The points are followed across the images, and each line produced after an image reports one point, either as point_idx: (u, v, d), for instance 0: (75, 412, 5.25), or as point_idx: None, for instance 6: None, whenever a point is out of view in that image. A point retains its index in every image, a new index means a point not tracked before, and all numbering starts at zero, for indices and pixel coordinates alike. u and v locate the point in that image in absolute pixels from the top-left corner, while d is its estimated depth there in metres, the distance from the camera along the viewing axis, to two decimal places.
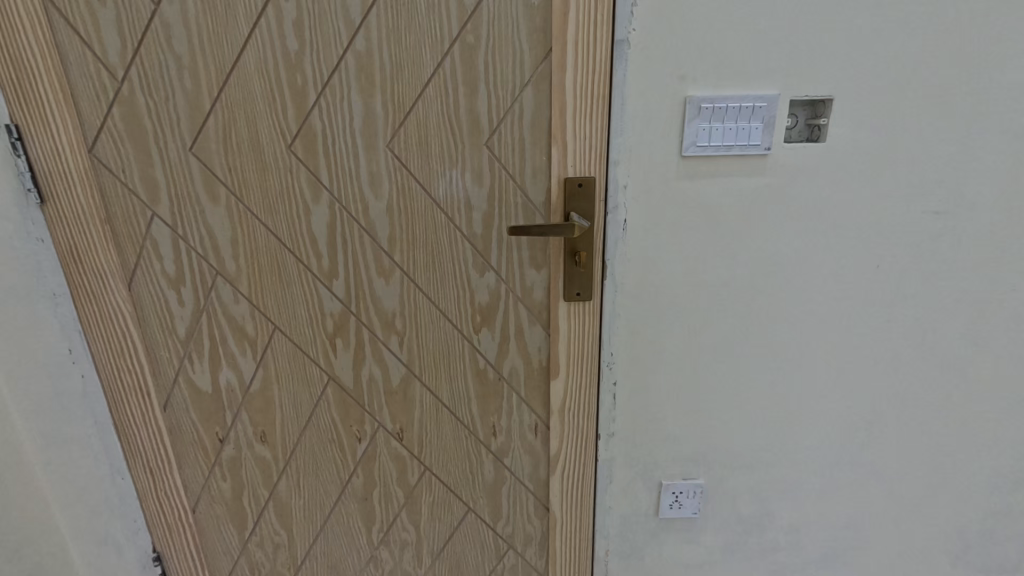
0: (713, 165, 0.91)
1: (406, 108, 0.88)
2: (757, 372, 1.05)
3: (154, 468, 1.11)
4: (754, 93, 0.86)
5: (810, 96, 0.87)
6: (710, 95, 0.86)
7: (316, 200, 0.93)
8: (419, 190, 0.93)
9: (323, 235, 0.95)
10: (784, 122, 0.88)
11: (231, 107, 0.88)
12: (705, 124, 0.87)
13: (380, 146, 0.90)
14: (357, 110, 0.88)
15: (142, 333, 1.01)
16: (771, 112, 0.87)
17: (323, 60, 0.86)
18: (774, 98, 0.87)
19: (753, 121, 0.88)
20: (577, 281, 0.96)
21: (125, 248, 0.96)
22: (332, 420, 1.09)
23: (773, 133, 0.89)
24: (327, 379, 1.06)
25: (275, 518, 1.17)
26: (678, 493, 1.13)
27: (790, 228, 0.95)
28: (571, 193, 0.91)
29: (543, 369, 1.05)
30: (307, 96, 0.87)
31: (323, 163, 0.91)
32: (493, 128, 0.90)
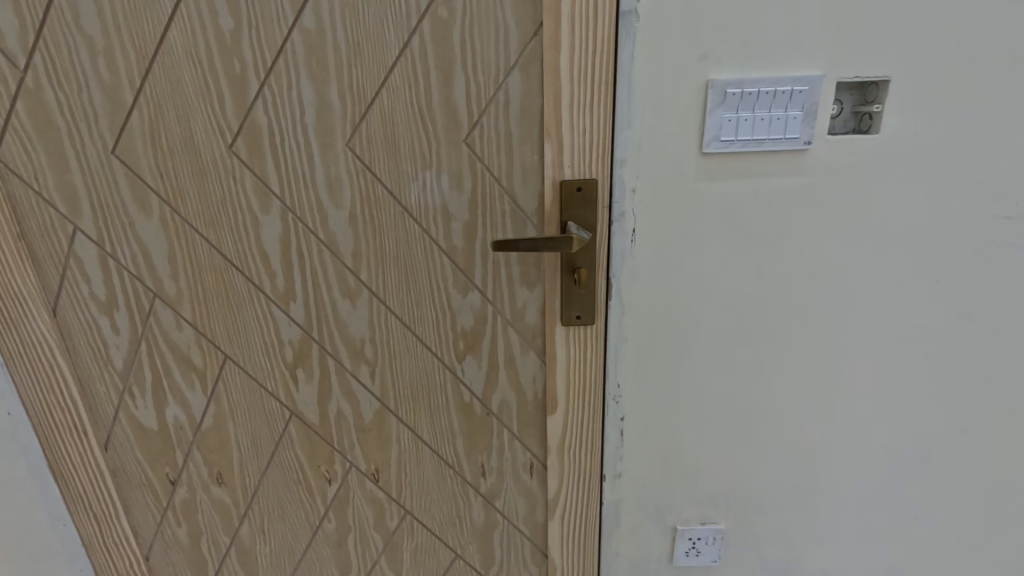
0: (740, 163, 0.75)
1: (366, 98, 0.73)
2: (788, 404, 0.90)
3: (98, 513, 0.98)
4: (792, 75, 0.71)
5: (860, 78, 0.71)
6: (737, 78, 0.71)
7: (265, 211, 0.79)
8: (386, 197, 0.78)
9: (275, 251, 0.81)
10: (828, 110, 0.73)
11: (155, 100, 0.73)
12: (730, 113, 0.72)
13: (338, 144, 0.75)
14: (309, 102, 0.73)
15: (71, 365, 0.87)
16: (812, 98, 0.71)
17: (264, 41, 0.70)
18: (816, 81, 0.71)
19: (790, 109, 0.72)
20: (576, 303, 0.81)
21: (46, 268, 0.82)
22: (297, 460, 0.95)
23: (814, 123, 0.73)
24: (289, 414, 0.92)
25: (238, 566, 1.04)
26: (696, 539, 0.99)
27: (831, 237, 0.80)
28: (569, 199, 0.75)
29: (539, 402, 0.91)
30: (247, 85, 0.72)
31: (271, 166, 0.76)
32: (473, 121, 0.75)
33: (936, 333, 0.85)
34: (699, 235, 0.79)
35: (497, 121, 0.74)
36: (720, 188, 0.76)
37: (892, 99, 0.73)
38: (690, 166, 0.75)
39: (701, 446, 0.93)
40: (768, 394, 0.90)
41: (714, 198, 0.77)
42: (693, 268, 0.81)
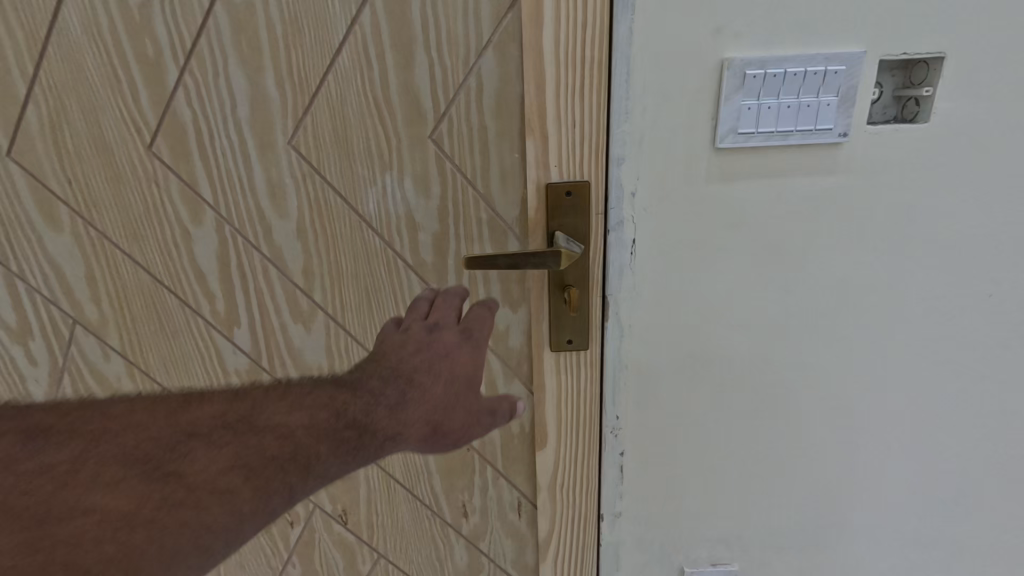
0: (759, 160, 0.63)
1: (309, 86, 0.60)
2: (812, 435, 0.79)
3: None
4: (826, 53, 0.58)
5: (906, 55, 0.59)
6: (759, 57, 0.58)
7: (197, 222, 0.66)
8: (339, 205, 0.65)
9: (212, 269, 0.69)
10: (869, 94, 0.60)
11: (52, 91, 0.60)
12: (750, 100, 0.59)
13: (278, 143, 0.63)
14: (239, 92, 0.60)
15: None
16: (850, 81, 0.59)
17: (181, 17, 0.58)
18: (854, 59, 0.58)
19: (823, 94, 0.59)
20: (567, 325, 0.69)
21: None
22: None
23: (852, 111, 0.60)
24: None
25: None
26: None
27: (866, 246, 0.67)
28: (556, 206, 0.63)
29: (526, 435, 0.79)
30: (164, 72, 0.60)
31: (200, 170, 0.64)
32: (439, 113, 0.62)
33: (986, 355, 0.73)
34: (711, 245, 0.67)
35: (469, 112, 0.62)
36: (737, 191, 0.64)
37: (946, 82, 0.60)
38: (701, 164, 0.63)
39: (712, 482, 0.82)
40: (789, 424, 0.78)
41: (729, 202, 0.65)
42: (704, 284, 0.69)
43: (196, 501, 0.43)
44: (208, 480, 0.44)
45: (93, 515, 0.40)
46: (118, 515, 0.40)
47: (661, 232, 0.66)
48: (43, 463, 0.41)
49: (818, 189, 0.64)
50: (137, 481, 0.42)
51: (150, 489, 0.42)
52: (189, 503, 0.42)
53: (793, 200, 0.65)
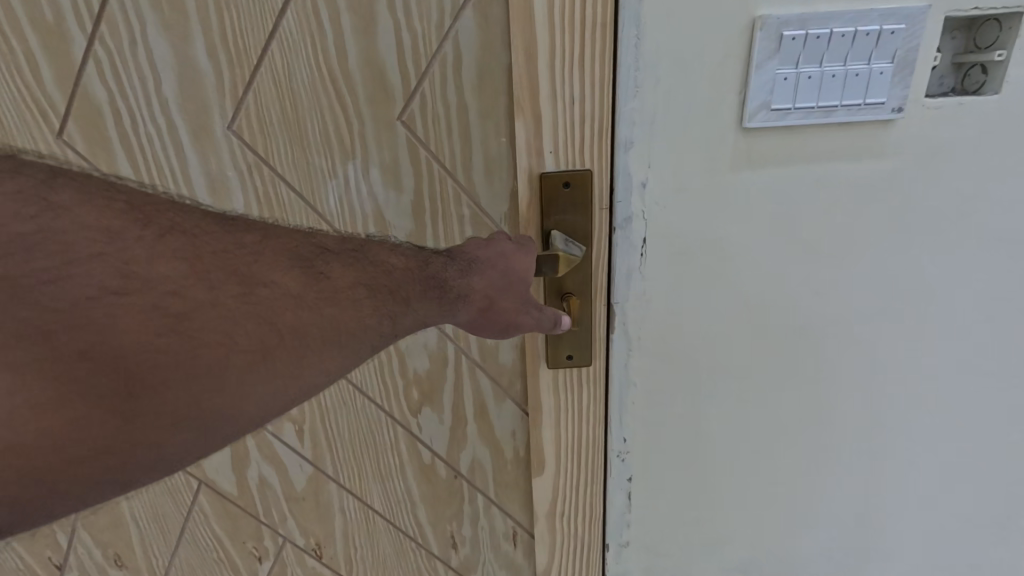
0: (794, 142, 0.53)
1: (251, 57, 0.50)
2: (847, 458, 0.69)
3: None
4: (881, 9, 0.47)
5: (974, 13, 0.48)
6: (799, 15, 0.47)
7: None
8: (293, 203, 0.55)
9: None
10: (931, 60, 0.49)
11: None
12: (786, 69, 0.48)
13: (216, 127, 0.52)
14: (165, 66, 0.49)
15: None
16: (908, 44, 0.48)
17: None
18: (914, 17, 0.47)
19: (875, 60, 0.48)
20: (567, 339, 0.59)
21: None
22: (215, 536, 0.75)
23: (909, 81, 0.50)
24: (198, 482, 0.71)
25: None
26: None
27: (917, 243, 0.57)
28: (552, 200, 0.53)
29: (521, 460, 0.70)
30: (71, 42, 0.49)
31: (124, 162, 0.53)
32: (410, 88, 0.51)
33: None
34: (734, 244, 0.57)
35: (445, 87, 0.51)
36: (766, 179, 0.54)
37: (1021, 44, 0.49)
38: (725, 148, 0.52)
39: (731, 510, 0.72)
40: (820, 446, 0.68)
41: (757, 193, 0.54)
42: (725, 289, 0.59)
43: (320, 321, 0.37)
44: (349, 286, 0.39)
45: (240, 306, 0.34)
46: (256, 315, 0.35)
47: (676, 230, 0.56)
48: (164, 250, 0.33)
49: (862, 176, 0.54)
50: (279, 269, 0.36)
51: (301, 281, 0.37)
52: (326, 301, 0.37)
53: (831, 191, 0.55)
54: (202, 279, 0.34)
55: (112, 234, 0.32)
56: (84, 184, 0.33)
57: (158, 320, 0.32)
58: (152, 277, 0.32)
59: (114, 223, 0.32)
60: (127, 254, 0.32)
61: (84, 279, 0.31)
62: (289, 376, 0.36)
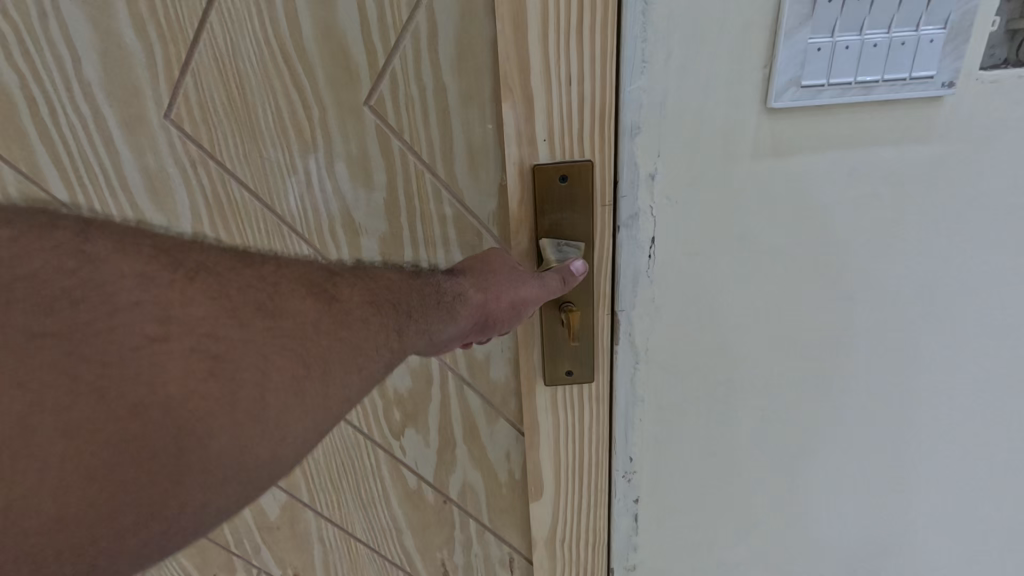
0: (826, 124, 0.45)
1: (184, 30, 0.41)
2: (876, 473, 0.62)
3: None
4: None
5: None
6: None
7: None
8: (247, 204, 0.47)
9: None
10: (987, 25, 0.42)
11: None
12: (821, 37, 0.41)
13: (148, 116, 0.44)
14: (83, 42, 0.41)
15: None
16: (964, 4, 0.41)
17: None
18: None
19: (923, 27, 0.41)
20: (566, 352, 0.52)
21: None
22: (184, 569, 0.68)
23: (961, 50, 0.42)
24: None
25: None
26: None
27: (964, 234, 0.50)
28: (545, 196, 0.46)
29: (517, 483, 0.63)
30: None
31: (45, 159, 0.45)
32: (377, 67, 0.43)
33: None
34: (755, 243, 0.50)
35: (419, 66, 0.43)
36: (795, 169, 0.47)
37: None
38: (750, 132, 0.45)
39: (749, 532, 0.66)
40: (847, 461, 0.62)
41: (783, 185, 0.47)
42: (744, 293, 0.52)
43: (343, 345, 0.33)
44: (361, 307, 0.34)
45: (269, 340, 0.30)
46: (283, 346, 0.30)
47: (688, 228, 0.48)
48: (199, 294, 0.30)
49: (904, 159, 0.47)
50: (296, 296, 0.32)
51: (318, 306, 0.33)
52: (343, 324, 0.33)
53: (867, 178, 0.48)
54: (229, 316, 0.30)
55: (148, 279, 0.29)
56: (118, 236, 0.30)
57: (198, 364, 0.28)
58: (187, 318, 0.29)
59: (153, 271, 0.29)
60: (163, 299, 0.29)
61: (126, 329, 0.27)
62: (324, 408, 0.31)
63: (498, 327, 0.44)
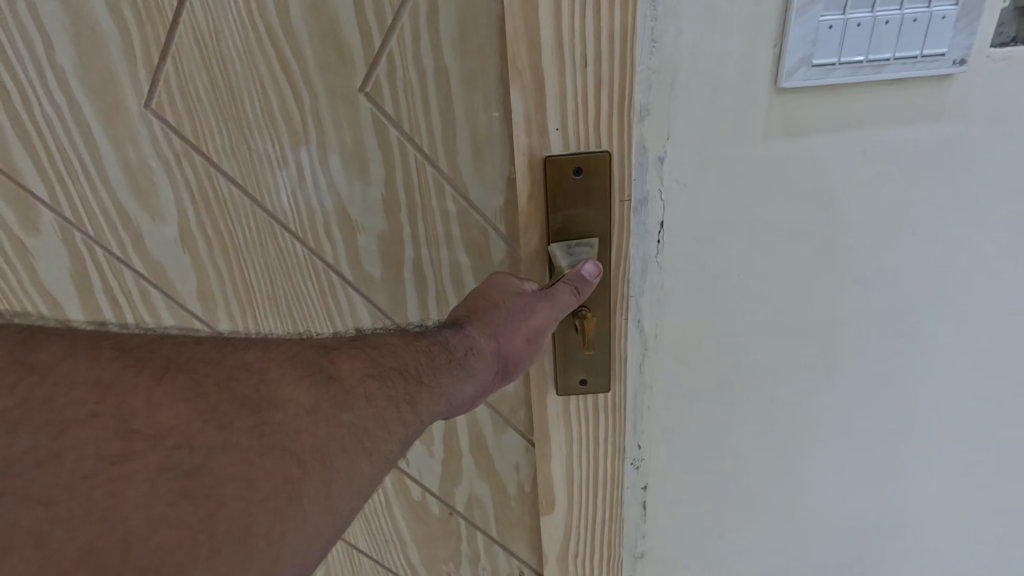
0: (845, 101, 0.41)
1: (161, 9, 0.38)
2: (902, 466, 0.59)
3: None
4: None
5: None
6: None
7: (35, 230, 0.45)
8: (236, 199, 0.44)
9: (71, 293, 0.48)
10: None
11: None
12: (831, 15, 0.38)
13: (127, 105, 0.41)
14: (54, 24, 0.38)
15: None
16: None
17: None
18: None
19: (935, 3, 0.38)
20: (579, 360, 0.48)
21: None
22: None
23: (979, 26, 0.39)
24: None
25: None
26: None
27: (1007, 218, 0.46)
28: (558, 191, 0.41)
29: (527, 496, 0.59)
30: None
31: (21, 152, 0.42)
32: (373, 49, 0.39)
33: None
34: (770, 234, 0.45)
35: (418, 46, 0.39)
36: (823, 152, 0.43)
37: None
38: (763, 112, 0.41)
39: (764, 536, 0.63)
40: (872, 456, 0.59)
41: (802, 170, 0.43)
42: (759, 287, 0.48)
43: (345, 432, 0.29)
44: (362, 383, 0.31)
45: (255, 441, 0.26)
46: (272, 446, 0.26)
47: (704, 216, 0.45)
48: (167, 397, 0.26)
49: (938, 139, 0.43)
50: (288, 384, 0.28)
51: (313, 389, 0.29)
52: (343, 406, 0.29)
53: (894, 161, 0.43)
54: (204, 418, 0.26)
55: (106, 389, 0.25)
56: (70, 339, 0.26)
57: (167, 484, 0.24)
58: (155, 430, 0.25)
59: (111, 376, 0.25)
60: (124, 408, 0.25)
61: (77, 453, 0.23)
62: (327, 512, 0.26)
63: (515, 372, 0.40)
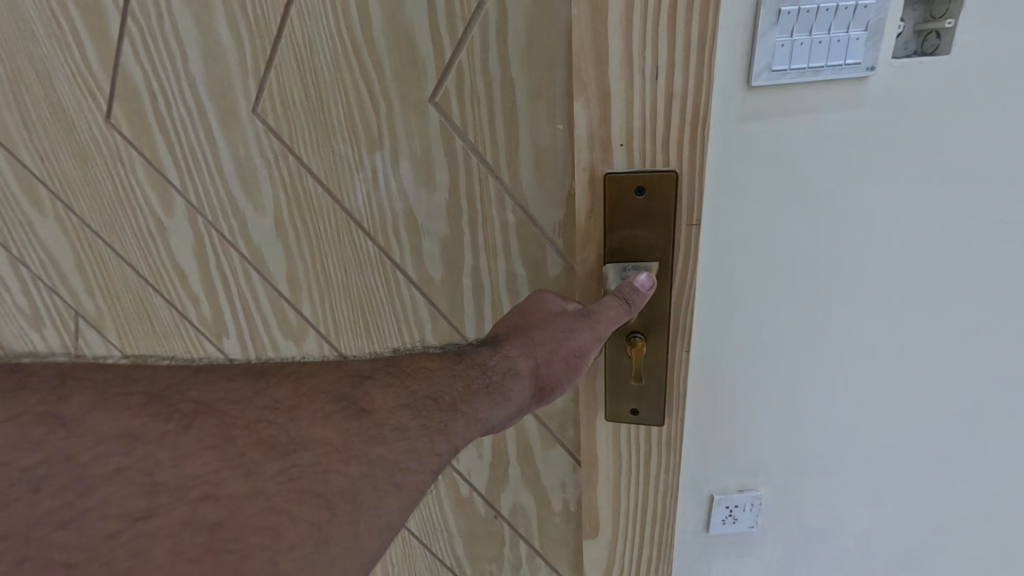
0: (810, 104, 0.42)
1: (268, 26, 0.42)
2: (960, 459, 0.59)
3: None
4: None
5: None
6: None
7: (170, 213, 0.54)
8: (322, 198, 0.48)
9: (193, 267, 0.56)
10: (896, 20, 0.40)
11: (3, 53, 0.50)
12: (780, 29, 0.39)
13: (239, 109, 0.46)
14: (191, 39, 0.44)
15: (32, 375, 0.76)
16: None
17: None
18: None
19: (852, 24, 0.39)
20: (632, 388, 0.45)
21: None
22: None
23: (882, 43, 0.40)
24: None
25: None
26: (735, 510, 0.61)
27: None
28: (618, 209, 0.39)
29: (572, 516, 0.57)
30: (107, 16, 0.46)
31: (164, 148, 0.50)
32: (444, 61, 0.40)
33: None
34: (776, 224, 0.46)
35: (486, 58, 0.39)
36: None
37: None
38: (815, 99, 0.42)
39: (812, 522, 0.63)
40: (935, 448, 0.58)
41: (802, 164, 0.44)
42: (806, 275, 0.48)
43: (375, 469, 0.28)
44: (394, 414, 0.30)
45: (281, 485, 0.26)
46: (299, 489, 0.26)
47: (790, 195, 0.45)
48: (191, 444, 0.26)
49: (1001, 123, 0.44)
50: (316, 423, 0.28)
51: (342, 425, 0.29)
52: (373, 440, 0.29)
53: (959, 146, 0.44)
54: (229, 464, 0.25)
55: (131, 439, 0.25)
56: (101, 386, 0.27)
57: (191, 536, 0.23)
58: (178, 482, 0.24)
59: (136, 426, 0.26)
60: (148, 456, 0.25)
61: (99, 511, 0.23)
62: (354, 554, 0.26)
63: (554, 395, 0.40)
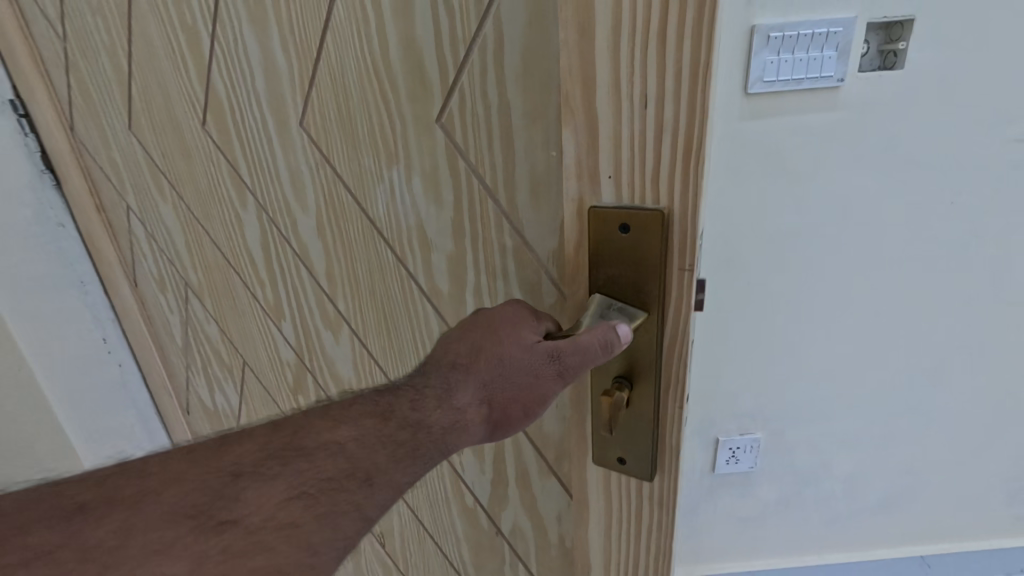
0: (785, 101, 0.95)
1: (309, 47, 0.46)
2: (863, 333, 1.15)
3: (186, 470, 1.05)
4: (823, 22, 0.90)
5: (882, 1, 0.85)
6: (779, 23, 0.89)
7: (243, 206, 0.62)
8: (350, 205, 0.52)
9: (258, 254, 0.64)
10: (855, 46, 0.91)
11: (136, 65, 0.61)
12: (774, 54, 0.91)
13: (291, 121, 0.52)
14: (255, 58, 0.51)
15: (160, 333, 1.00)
16: (846, 38, 0.91)
17: None
18: (846, 24, 0.90)
19: (825, 51, 0.91)
20: (618, 437, 0.41)
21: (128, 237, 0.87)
22: None
23: (846, 61, 0.92)
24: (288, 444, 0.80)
25: None
26: (735, 449, 1.30)
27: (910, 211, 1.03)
28: (605, 243, 0.37)
29: (566, 553, 0.55)
30: (201, 38, 0.54)
31: (239, 152, 0.58)
32: (448, 82, 0.40)
33: None
34: (758, 186, 1.02)
35: (485, 81, 0.39)
36: None
37: None
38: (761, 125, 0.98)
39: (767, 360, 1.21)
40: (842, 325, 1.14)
41: (774, 148, 0.99)
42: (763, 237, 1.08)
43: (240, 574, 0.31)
44: (267, 518, 0.32)
45: None
46: None
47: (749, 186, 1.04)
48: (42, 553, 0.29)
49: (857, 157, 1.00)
50: (168, 534, 0.31)
51: (200, 543, 0.31)
52: (236, 552, 0.31)
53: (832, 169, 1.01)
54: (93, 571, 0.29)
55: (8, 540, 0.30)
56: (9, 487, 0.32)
57: None
58: None
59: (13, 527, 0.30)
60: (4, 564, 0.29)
61: None
62: None
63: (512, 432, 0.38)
